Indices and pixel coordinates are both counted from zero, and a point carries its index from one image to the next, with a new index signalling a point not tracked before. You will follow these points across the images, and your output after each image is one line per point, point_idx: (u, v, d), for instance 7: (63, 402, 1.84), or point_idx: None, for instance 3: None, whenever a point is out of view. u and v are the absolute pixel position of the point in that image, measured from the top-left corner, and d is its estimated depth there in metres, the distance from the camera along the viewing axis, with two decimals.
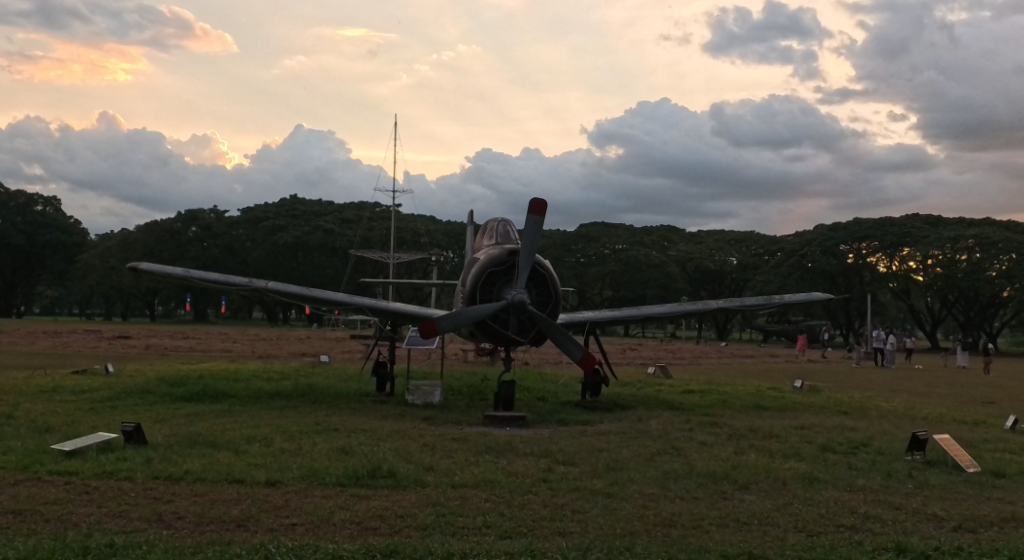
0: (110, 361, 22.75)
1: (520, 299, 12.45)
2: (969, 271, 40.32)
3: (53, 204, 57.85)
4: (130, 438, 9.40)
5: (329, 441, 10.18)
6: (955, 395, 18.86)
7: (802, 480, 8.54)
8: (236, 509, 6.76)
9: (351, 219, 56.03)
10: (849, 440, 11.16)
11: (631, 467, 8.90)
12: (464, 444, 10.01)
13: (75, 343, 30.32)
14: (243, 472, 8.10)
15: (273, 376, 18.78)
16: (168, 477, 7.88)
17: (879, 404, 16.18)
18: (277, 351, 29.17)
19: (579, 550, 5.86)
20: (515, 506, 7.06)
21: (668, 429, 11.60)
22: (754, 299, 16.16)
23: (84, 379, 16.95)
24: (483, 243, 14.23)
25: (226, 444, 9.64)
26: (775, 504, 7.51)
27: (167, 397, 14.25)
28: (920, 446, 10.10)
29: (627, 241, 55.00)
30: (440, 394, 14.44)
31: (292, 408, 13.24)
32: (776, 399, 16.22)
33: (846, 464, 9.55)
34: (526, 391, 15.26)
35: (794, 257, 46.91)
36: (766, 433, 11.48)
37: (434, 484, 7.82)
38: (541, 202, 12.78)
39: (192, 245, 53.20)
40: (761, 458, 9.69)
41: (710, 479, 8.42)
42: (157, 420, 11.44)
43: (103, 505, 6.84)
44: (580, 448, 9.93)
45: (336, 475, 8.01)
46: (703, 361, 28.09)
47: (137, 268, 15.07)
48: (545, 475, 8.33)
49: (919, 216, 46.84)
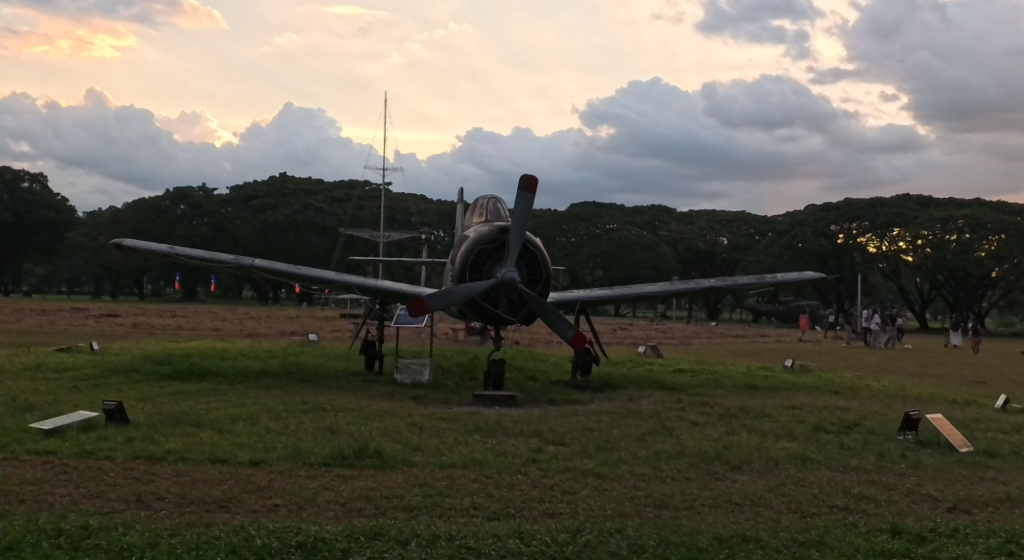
0: (96, 339, 22.54)
1: (511, 277, 12.30)
2: (958, 251, 40.44)
3: (39, 180, 57.46)
4: (112, 417, 9.26)
5: (316, 420, 10.03)
6: (945, 375, 18.80)
7: (795, 460, 8.42)
8: (218, 490, 6.60)
9: (341, 197, 55.70)
10: (841, 420, 11.06)
11: (621, 447, 8.79)
12: (453, 423, 9.87)
13: (60, 320, 30.09)
14: (226, 452, 7.94)
15: (262, 354, 18.61)
16: (149, 456, 7.72)
17: (870, 384, 16.11)
18: (266, 329, 29.04)
19: (570, 533, 5.71)
20: (503, 487, 6.93)
21: (660, 409, 11.50)
22: (747, 278, 15.98)
23: (68, 357, 16.74)
24: (473, 220, 14.05)
25: (210, 423, 9.48)
26: (768, 484, 7.38)
27: (151, 375, 14.09)
28: (913, 425, 9.98)
29: (618, 220, 54.86)
30: (430, 372, 14.31)
31: (279, 387, 13.08)
32: (767, 379, 16.11)
33: (839, 444, 9.45)
34: (517, 370, 15.11)
35: (785, 238, 46.85)
36: (757, 413, 11.37)
37: (421, 464, 7.68)
38: (532, 178, 12.61)
39: (181, 223, 52.89)
40: (752, 438, 9.58)
41: (702, 459, 8.29)
42: (140, 398, 11.27)
43: (81, 486, 6.68)
44: (570, 427, 9.80)
45: (321, 455, 7.86)
46: (693, 341, 28.00)
47: (120, 245, 14.83)
48: (535, 455, 8.19)
49: (910, 197, 46.78)
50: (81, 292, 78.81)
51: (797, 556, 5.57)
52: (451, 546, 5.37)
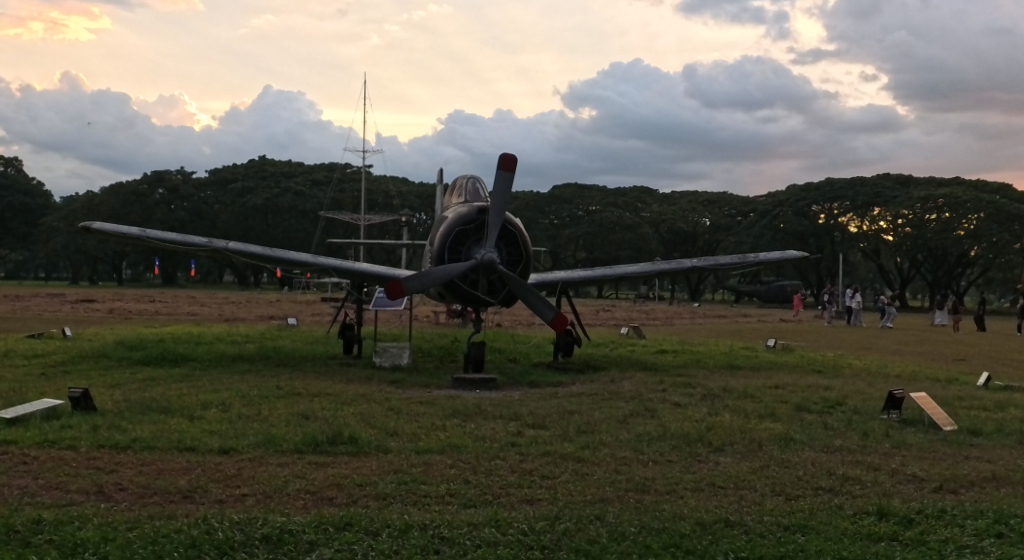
0: (69, 325, 22.19)
1: (491, 258, 12.04)
2: (937, 231, 40.43)
3: (16, 165, 56.85)
4: (77, 405, 8.99)
5: (290, 406, 9.80)
6: (926, 353, 18.71)
7: (778, 441, 8.25)
8: (183, 480, 6.37)
9: (321, 180, 55.20)
10: (824, 399, 10.90)
11: (602, 430, 8.60)
12: (430, 408, 9.65)
13: (35, 306, 29.67)
14: (194, 440, 7.70)
15: (238, 339, 18.36)
16: (114, 445, 7.47)
17: (852, 363, 16.03)
18: (245, 314, 28.71)
19: (548, 520, 5.51)
20: (481, 472, 6.73)
21: (642, 390, 11.33)
22: (730, 258, 15.78)
23: (40, 343, 16.45)
24: (452, 201, 13.79)
25: (180, 411, 9.22)
26: (753, 467, 7.20)
27: (123, 361, 13.81)
28: (896, 404, 9.83)
29: (599, 201, 54.63)
30: (409, 355, 14.11)
31: (255, 372, 12.85)
32: (749, 359, 15.98)
33: (823, 425, 9.27)
34: (498, 352, 14.93)
35: (766, 218, 46.96)
36: (740, 393, 11.21)
37: (397, 450, 7.46)
38: (511, 157, 12.37)
39: (159, 207, 52.33)
40: (735, 419, 9.41)
41: (684, 441, 8.10)
42: (109, 385, 10.99)
43: (40, 477, 6.44)
44: (550, 411, 9.59)
45: (293, 442, 7.62)
46: (675, 321, 27.92)
47: (89, 228, 14.46)
48: (514, 439, 7.98)
49: (891, 175, 46.75)
50: (60, 277, 78.07)
51: (780, 541, 5.38)
52: (423, 537, 5.16)
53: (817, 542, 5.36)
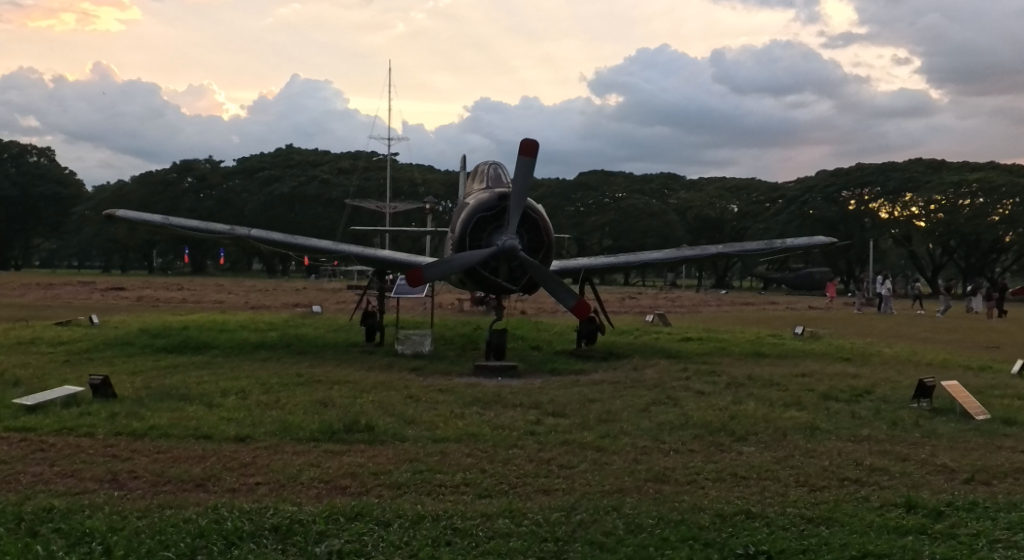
0: (97, 312, 22.33)
1: (511, 245, 11.89)
2: (971, 217, 39.96)
3: (47, 155, 57.34)
4: (97, 391, 8.98)
5: (309, 393, 9.75)
6: (957, 341, 18.41)
7: (803, 431, 8.08)
8: (198, 468, 6.31)
9: (347, 168, 55.22)
10: (852, 387, 10.73)
11: (623, 418, 8.46)
12: (450, 396, 9.57)
13: (64, 294, 29.91)
14: (212, 427, 7.65)
15: (263, 327, 18.36)
16: (131, 432, 7.43)
17: (881, 350, 15.81)
18: (271, 302, 28.76)
19: (564, 511, 5.39)
20: (498, 462, 6.62)
21: (665, 377, 11.19)
22: (756, 244, 15.56)
23: (65, 330, 16.52)
24: (474, 187, 13.68)
25: (199, 398, 9.19)
26: (776, 456, 7.04)
27: (146, 348, 13.83)
28: (927, 393, 9.63)
29: (625, 187, 54.28)
30: (430, 343, 14.03)
31: (276, 359, 12.82)
32: (775, 346, 15.79)
33: (849, 414, 9.09)
34: (520, 340, 14.82)
35: (794, 204, 46.89)
36: (765, 381, 11.04)
37: (413, 439, 7.38)
38: (531, 142, 12.22)
39: (187, 196, 52.58)
40: (760, 407, 9.26)
41: (706, 431, 7.95)
42: (130, 372, 10.99)
43: (55, 464, 6.40)
44: (571, 399, 9.48)
45: (309, 430, 7.56)
46: (702, 309, 27.70)
47: (112, 216, 14.46)
48: (533, 428, 7.87)
49: (922, 160, 46.15)
50: (91, 266, 78.74)
51: (803, 534, 5.24)
52: (435, 527, 5.07)
53: (840, 535, 5.21)
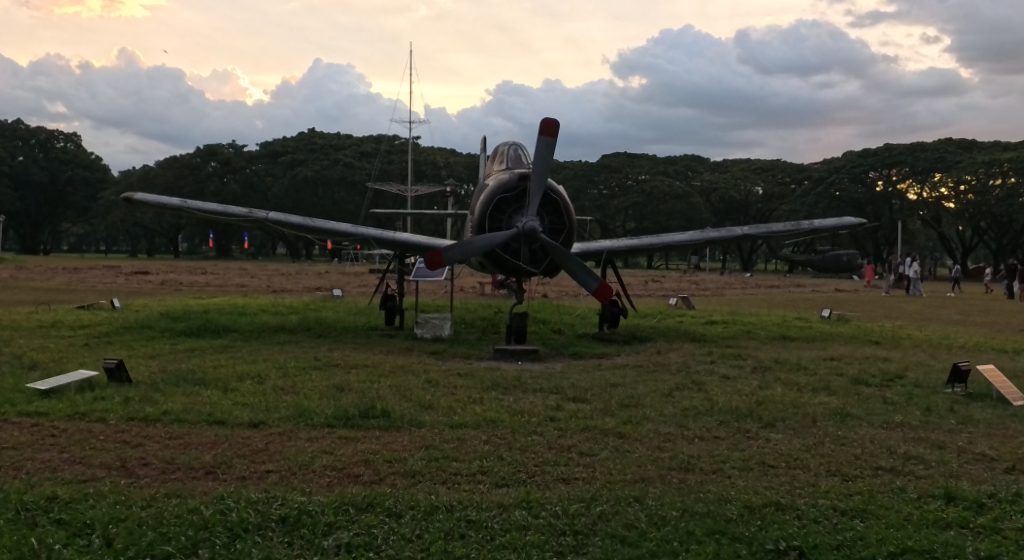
0: (119, 296, 22.27)
1: (532, 227, 11.63)
2: (1002, 197, 39.09)
3: (74, 140, 57.50)
4: (113, 376, 8.84)
5: (327, 378, 9.58)
6: (990, 323, 17.97)
7: (833, 417, 7.83)
8: (209, 455, 6.13)
9: (370, 151, 55.00)
10: (883, 372, 10.44)
11: (646, 404, 8.22)
12: (469, 380, 9.37)
13: (91, 279, 29.92)
14: (226, 413, 7.47)
15: (283, 311, 18.25)
16: (144, 418, 7.26)
17: (912, 333, 15.48)
18: (293, 285, 28.70)
19: (584, 502, 5.17)
20: (517, 449, 6.41)
21: (689, 361, 10.96)
22: (783, 225, 15.22)
23: (86, 314, 16.45)
24: (493, 168, 13.44)
25: (215, 382, 9.02)
26: (805, 444, 6.79)
27: (165, 331, 13.72)
28: (962, 377, 9.34)
29: (649, 169, 53.75)
30: (450, 327, 13.82)
31: (295, 342, 12.66)
32: (803, 329, 15.50)
33: (881, 399, 8.81)
34: (542, 323, 14.60)
35: (821, 185, 46.04)
36: (793, 365, 10.78)
37: (431, 425, 7.18)
38: (552, 121, 11.98)
39: (212, 180, 52.60)
40: (788, 392, 9.01)
41: (733, 417, 7.71)
42: (148, 356, 10.86)
43: (65, 450, 6.23)
44: (593, 383, 9.25)
45: (325, 415, 7.37)
46: (726, 291, 27.39)
47: (130, 199, 14.30)
48: (553, 414, 7.65)
49: (952, 140, 45.39)
50: (118, 251, 79.03)
51: (836, 527, 5.00)
52: (449, 520, 4.88)
53: (877, 529, 4.96)
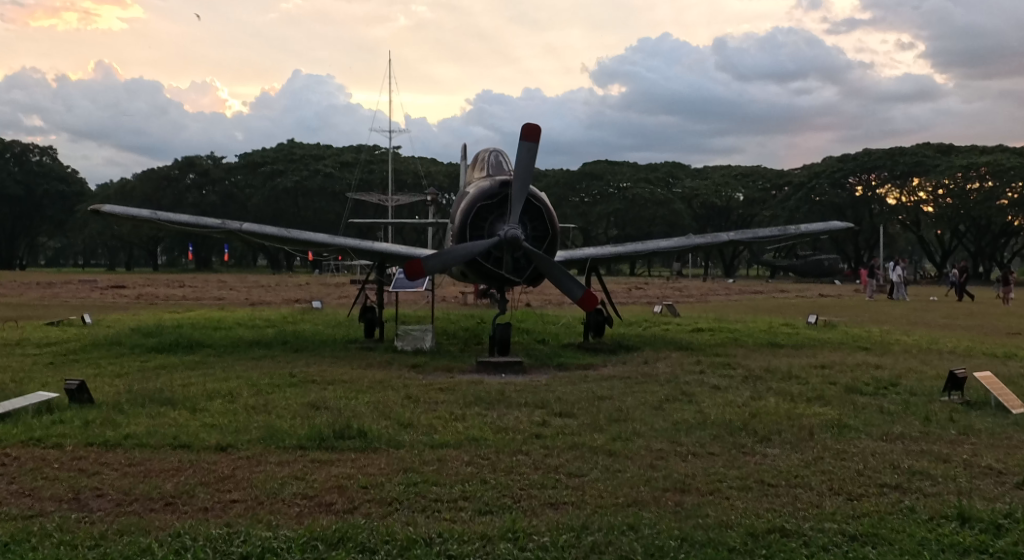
0: (93, 311, 21.66)
1: (514, 234, 11.23)
2: (981, 200, 38.96)
3: (49, 152, 56.66)
4: (74, 396, 8.42)
5: (301, 395, 9.16)
6: (977, 326, 17.70)
7: (830, 429, 7.48)
8: (170, 483, 5.73)
9: (350, 160, 54.45)
10: (877, 379, 10.11)
11: (636, 418, 7.86)
12: (451, 395, 8.98)
13: (64, 294, 29.24)
14: (192, 435, 7.05)
15: (260, 323, 17.80)
16: (103, 443, 6.84)
17: (900, 338, 15.21)
18: (272, 297, 28.19)
19: (573, 531, 4.86)
20: (501, 471, 6.03)
21: (678, 371, 10.59)
22: (769, 230, 14.90)
23: (55, 331, 15.92)
24: (474, 175, 13.07)
25: (183, 401, 8.60)
26: (804, 460, 6.43)
27: (136, 348, 13.25)
28: (959, 385, 9.02)
29: (631, 175, 53.47)
30: (432, 338, 13.44)
31: (271, 358, 12.22)
32: (790, 335, 15.20)
33: (878, 408, 8.49)
34: (525, 333, 14.22)
35: (801, 191, 46.03)
36: (784, 374, 10.43)
37: (410, 445, 6.78)
38: (534, 126, 11.64)
39: (190, 192, 51.96)
40: (781, 403, 8.65)
41: (727, 430, 7.35)
42: (115, 375, 10.40)
43: (14, 481, 5.81)
44: (580, 396, 8.88)
45: (297, 437, 6.95)
46: (710, 297, 27.12)
47: (98, 211, 13.84)
48: (539, 430, 7.28)
49: (930, 144, 45.31)
50: (97, 265, 78.11)
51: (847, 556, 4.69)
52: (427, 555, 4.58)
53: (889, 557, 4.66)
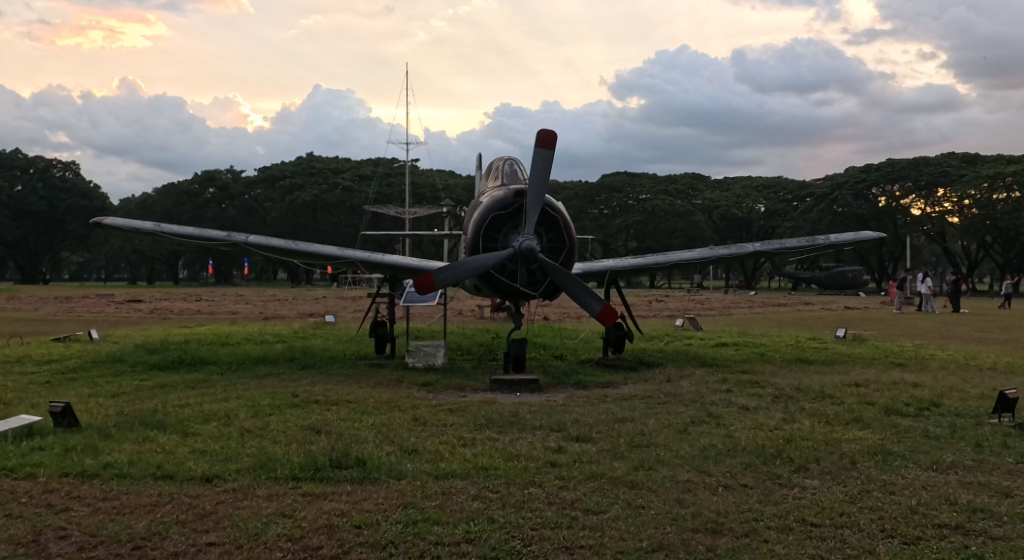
0: (102, 326, 21.20)
1: (529, 246, 10.62)
2: (1008, 211, 37.95)
3: (70, 167, 56.53)
4: (60, 420, 7.86)
5: (302, 417, 8.59)
6: (1011, 341, 17.02)
7: (873, 456, 6.83)
8: (143, 521, 5.22)
9: (368, 173, 54.06)
10: (917, 399, 9.44)
11: (661, 444, 7.23)
12: (461, 417, 8.38)
13: (79, 307, 28.79)
14: (178, 465, 6.45)
15: (270, 338, 17.24)
16: (80, 473, 6.27)
17: (935, 353, 14.53)
18: (286, 310, 27.65)
19: None
20: (512, 505, 5.44)
21: (703, 390, 9.93)
22: (796, 242, 14.25)
23: (61, 347, 15.42)
24: (488, 185, 12.49)
25: (174, 425, 8.02)
26: (848, 494, 5.80)
27: (138, 365, 12.71)
28: (1009, 406, 8.35)
29: (651, 187, 52.78)
30: (444, 354, 12.83)
31: (275, 376, 11.65)
32: (819, 350, 14.51)
33: (923, 432, 7.83)
34: (542, 349, 13.62)
35: (824, 202, 45.37)
36: (818, 393, 9.77)
37: (413, 476, 6.18)
38: (550, 132, 11.08)
39: (210, 206, 51.70)
40: (817, 426, 8.00)
41: (760, 459, 6.73)
42: (109, 395, 9.84)
43: None
44: (598, 419, 8.25)
45: (291, 465, 6.36)
46: (733, 311, 26.43)
47: (100, 223, 13.31)
48: (554, 458, 6.67)
49: (955, 154, 44.42)
50: (119, 279, 78.04)
51: None
52: None
53: None
